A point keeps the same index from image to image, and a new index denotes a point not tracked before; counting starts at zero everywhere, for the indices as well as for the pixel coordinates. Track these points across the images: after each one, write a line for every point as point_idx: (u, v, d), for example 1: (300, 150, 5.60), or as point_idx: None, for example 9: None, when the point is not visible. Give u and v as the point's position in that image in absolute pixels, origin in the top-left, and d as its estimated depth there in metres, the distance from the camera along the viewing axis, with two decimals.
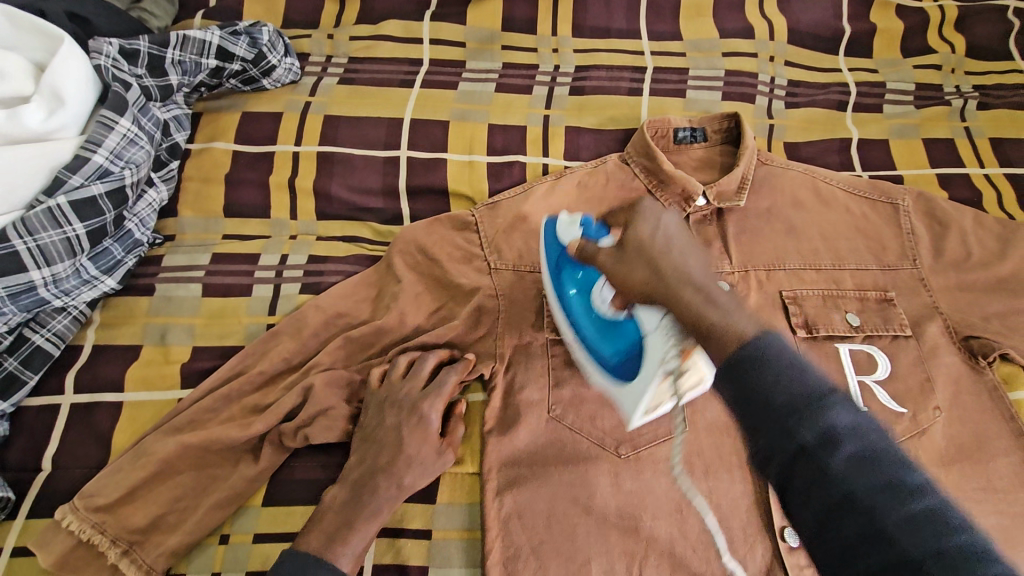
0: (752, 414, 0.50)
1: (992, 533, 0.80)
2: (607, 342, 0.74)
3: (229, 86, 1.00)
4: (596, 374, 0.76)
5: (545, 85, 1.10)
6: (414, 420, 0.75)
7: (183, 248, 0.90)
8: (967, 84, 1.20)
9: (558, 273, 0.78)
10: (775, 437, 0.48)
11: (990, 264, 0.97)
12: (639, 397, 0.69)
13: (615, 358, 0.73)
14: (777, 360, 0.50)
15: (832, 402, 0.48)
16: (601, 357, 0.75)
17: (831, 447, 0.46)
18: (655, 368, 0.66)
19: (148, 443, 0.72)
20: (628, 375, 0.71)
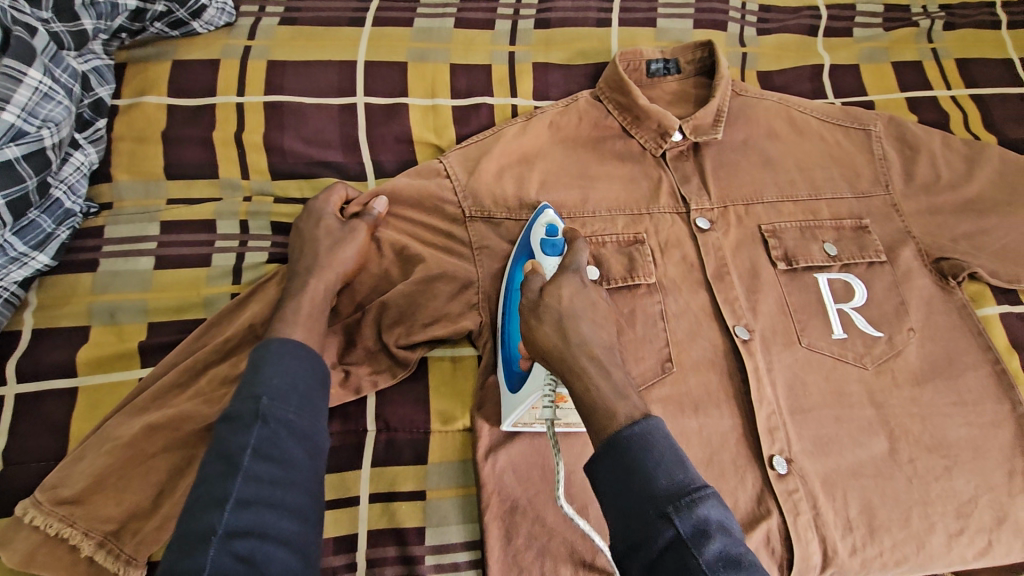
0: (626, 494, 0.52)
1: (964, 443, 0.84)
2: (511, 355, 0.73)
3: (155, 31, 0.89)
4: (499, 368, 0.75)
5: (507, 18, 1.02)
6: (325, 230, 0.78)
7: (125, 216, 0.81)
8: (933, 4, 1.19)
9: (513, 264, 0.78)
10: (642, 497, 0.52)
11: (957, 186, 0.99)
12: (513, 408, 0.70)
13: (512, 364, 0.73)
14: (653, 444, 0.54)
15: (703, 502, 0.51)
16: (507, 355, 0.74)
17: (701, 539, 0.50)
18: (534, 389, 0.68)
19: (111, 428, 0.67)
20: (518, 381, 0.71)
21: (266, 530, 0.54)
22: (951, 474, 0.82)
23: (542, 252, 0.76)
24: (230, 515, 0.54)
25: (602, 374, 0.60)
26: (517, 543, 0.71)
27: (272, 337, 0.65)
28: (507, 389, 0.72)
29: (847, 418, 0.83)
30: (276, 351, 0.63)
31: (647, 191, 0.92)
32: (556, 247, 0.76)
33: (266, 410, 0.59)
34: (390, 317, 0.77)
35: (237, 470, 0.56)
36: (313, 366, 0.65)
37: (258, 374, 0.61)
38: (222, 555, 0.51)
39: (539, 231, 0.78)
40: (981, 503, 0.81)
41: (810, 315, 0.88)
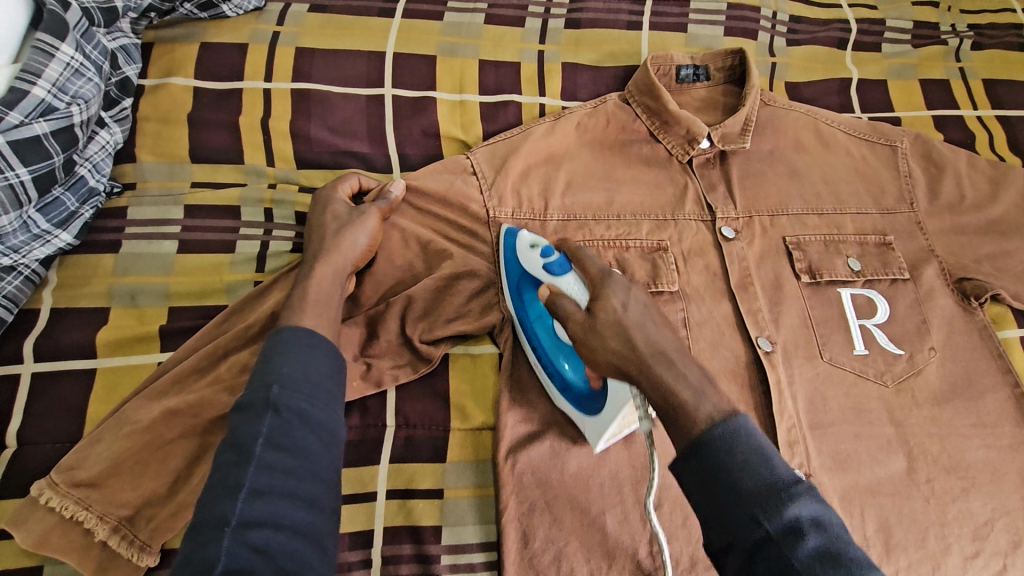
0: (713, 491, 0.50)
1: (981, 465, 0.83)
2: (572, 383, 0.72)
3: (184, 11, 0.88)
4: (559, 398, 0.73)
5: (538, 17, 1.01)
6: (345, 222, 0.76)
7: (149, 198, 0.79)
8: (962, 23, 1.19)
9: (518, 298, 0.76)
10: (730, 501, 0.49)
11: (982, 207, 0.99)
12: (602, 430, 0.68)
13: (579, 391, 0.71)
14: (743, 445, 0.51)
15: (800, 501, 0.48)
16: (562, 383, 0.72)
17: (795, 538, 0.47)
18: (624, 399, 0.64)
19: (130, 411, 0.66)
20: (594, 406, 0.69)
21: (280, 521, 0.52)
22: (968, 496, 0.81)
23: (554, 277, 0.70)
24: (243, 505, 0.51)
25: (681, 377, 0.56)
26: (535, 546, 0.71)
27: (286, 327, 0.64)
28: (585, 416, 0.70)
29: (866, 435, 0.82)
30: (292, 339, 0.62)
31: (672, 196, 0.92)
32: (561, 265, 0.71)
33: (278, 398, 0.57)
34: (414, 311, 0.76)
35: (250, 459, 0.53)
36: (330, 355, 0.63)
37: (272, 362, 0.60)
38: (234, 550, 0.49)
39: (533, 255, 0.73)
40: (997, 527, 0.80)
41: (831, 329, 0.87)
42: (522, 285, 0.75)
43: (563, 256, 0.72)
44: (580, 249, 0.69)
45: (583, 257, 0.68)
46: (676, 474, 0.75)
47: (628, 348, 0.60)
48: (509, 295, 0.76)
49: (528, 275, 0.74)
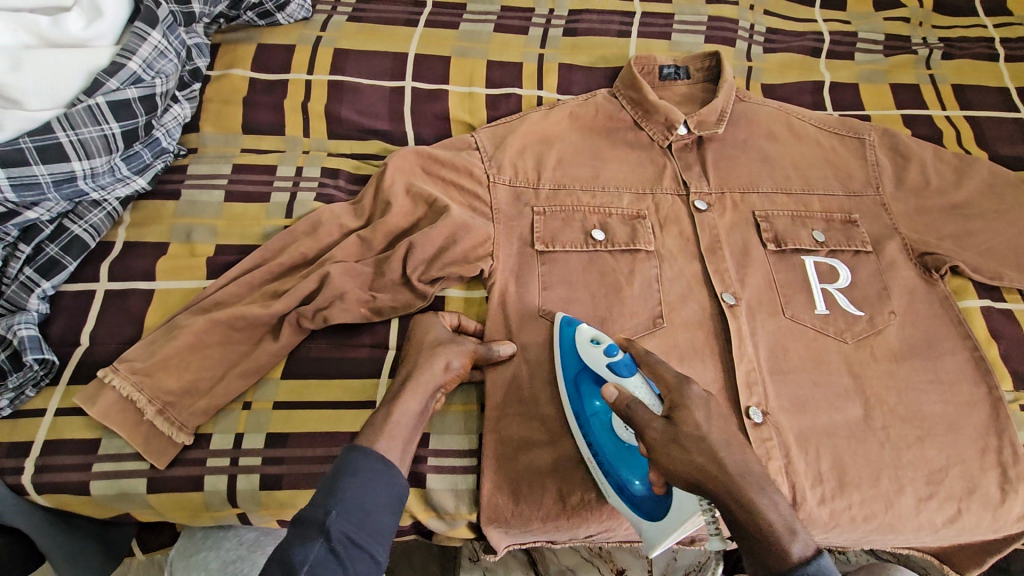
0: None
1: (938, 417, 0.89)
2: (630, 487, 0.75)
3: (246, 19, 1.07)
4: (613, 497, 0.77)
5: (540, 26, 1.18)
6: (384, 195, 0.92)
7: (205, 158, 0.96)
8: (933, 37, 1.30)
9: (575, 391, 0.81)
10: None
11: (946, 192, 1.07)
12: (666, 536, 0.72)
13: (637, 495, 0.75)
14: None
15: None
16: (619, 483, 0.76)
17: None
18: (687, 515, 0.69)
19: (181, 319, 0.80)
20: (656, 510, 0.73)
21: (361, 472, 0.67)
22: (923, 444, 0.87)
23: (618, 376, 0.77)
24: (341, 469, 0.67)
25: (769, 502, 0.64)
26: (512, 457, 0.82)
27: (358, 446, 0.68)
28: (642, 519, 0.74)
29: (824, 385, 0.90)
30: (344, 467, 0.66)
31: (652, 174, 1.04)
32: (627, 366, 0.78)
33: (341, 499, 0.63)
34: (416, 255, 0.87)
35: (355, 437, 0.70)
36: (389, 494, 0.66)
37: (338, 481, 0.65)
38: (315, 557, 0.61)
39: (595, 351, 0.80)
40: (952, 473, 0.85)
41: (794, 291, 0.96)
42: (582, 381, 0.80)
43: (626, 355, 0.78)
44: (648, 355, 0.77)
45: (654, 364, 0.75)
46: None
47: (716, 465, 0.64)
48: (567, 394, 0.81)
49: (590, 372, 0.80)
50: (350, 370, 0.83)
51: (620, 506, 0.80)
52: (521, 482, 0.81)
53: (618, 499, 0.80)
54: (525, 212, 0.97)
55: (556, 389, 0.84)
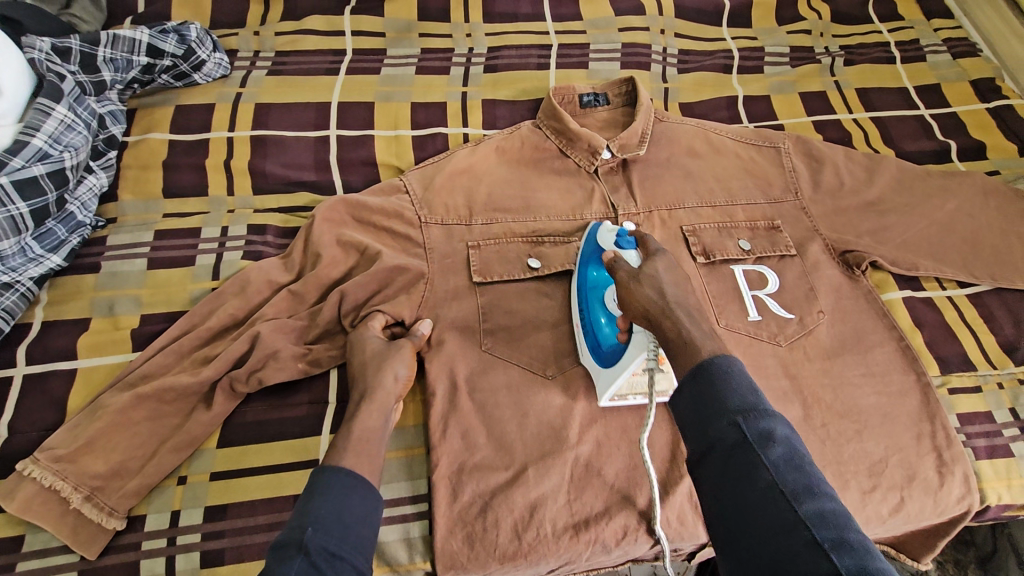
0: (702, 407, 0.60)
1: (873, 409, 0.92)
2: (600, 339, 0.84)
3: (162, 82, 1.07)
4: (586, 353, 0.87)
5: (461, 65, 1.20)
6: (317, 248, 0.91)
7: (126, 228, 0.94)
8: (834, 45, 1.38)
9: (582, 263, 0.90)
10: (717, 413, 0.59)
11: (860, 191, 1.12)
12: (612, 384, 0.82)
13: (604, 344, 0.83)
14: (730, 371, 0.61)
15: (773, 423, 0.58)
16: (591, 331, 0.86)
17: (768, 447, 0.56)
18: (636, 358, 0.77)
19: (105, 399, 0.77)
20: (609, 359, 0.82)
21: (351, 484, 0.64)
22: (861, 436, 0.89)
23: (620, 248, 0.85)
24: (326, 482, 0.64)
25: (700, 328, 0.67)
26: (462, 500, 0.80)
27: (326, 467, 0.66)
28: (599, 366, 0.84)
29: (764, 388, 0.92)
30: (316, 486, 0.63)
31: (581, 199, 1.06)
32: (630, 242, 0.85)
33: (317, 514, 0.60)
34: (348, 304, 0.88)
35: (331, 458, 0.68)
36: (368, 508, 0.64)
37: (313, 497, 0.62)
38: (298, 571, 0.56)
39: (610, 235, 0.89)
40: (892, 463, 0.88)
41: (726, 301, 0.99)
42: (591, 255, 0.90)
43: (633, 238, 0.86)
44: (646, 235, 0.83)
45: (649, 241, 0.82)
46: (591, 431, 0.85)
47: (658, 295, 0.70)
48: (578, 263, 0.92)
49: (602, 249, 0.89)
50: (289, 431, 0.81)
51: (576, 538, 0.79)
52: (473, 525, 0.79)
53: (573, 531, 0.80)
54: (460, 247, 0.97)
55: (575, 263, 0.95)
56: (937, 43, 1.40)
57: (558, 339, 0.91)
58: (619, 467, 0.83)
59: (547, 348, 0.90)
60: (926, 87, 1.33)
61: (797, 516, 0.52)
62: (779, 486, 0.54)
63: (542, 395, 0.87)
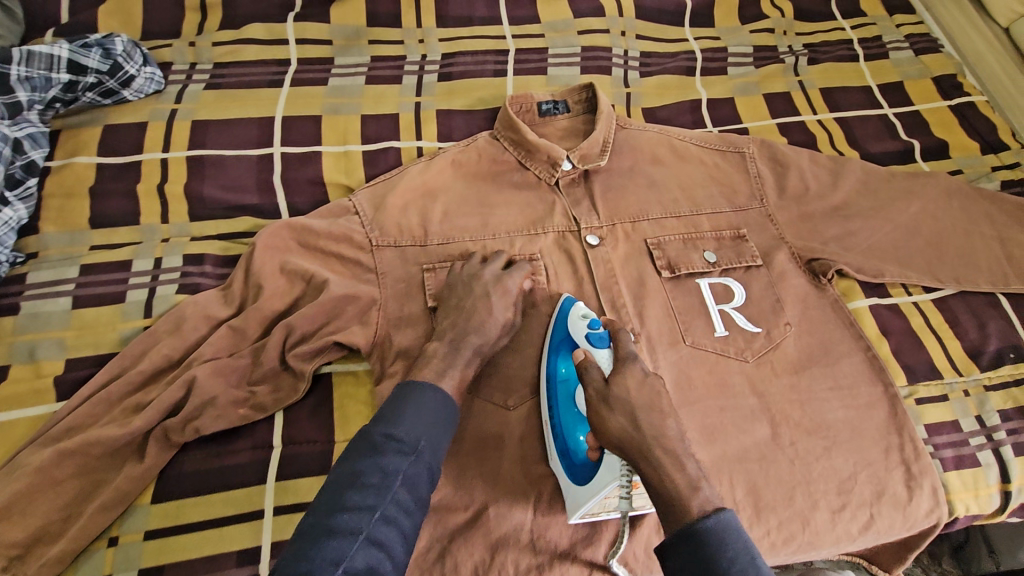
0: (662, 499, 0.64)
1: (841, 424, 0.90)
2: (571, 449, 0.77)
3: (87, 99, 0.99)
4: (554, 461, 0.79)
5: (413, 74, 1.15)
6: (257, 278, 0.85)
7: (48, 263, 0.88)
8: (798, 44, 1.36)
9: (552, 354, 0.84)
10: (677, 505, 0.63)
11: (826, 196, 1.10)
12: (585, 503, 0.74)
13: (576, 458, 0.77)
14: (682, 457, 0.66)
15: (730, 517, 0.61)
16: (563, 443, 0.78)
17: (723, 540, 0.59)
18: (608, 482, 0.72)
19: (24, 457, 0.72)
20: (583, 475, 0.75)
21: (439, 403, 0.71)
22: (830, 453, 0.88)
23: (591, 346, 0.82)
24: (421, 398, 0.71)
25: (675, 467, 0.66)
26: (419, 545, 0.77)
27: (417, 383, 0.72)
28: (570, 480, 0.76)
29: (731, 408, 0.90)
30: (426, 400, 0.71)
31: (542, 213, 1.02)
32: (603, 339, 0.82)
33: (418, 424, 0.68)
34: (294, 339, 0.82)
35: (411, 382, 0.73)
36: (450, 425, 0.72)
37: (403, 409, 0.69)
38: (404, 473, 0.65)
39: (581, 324, 0.84)
40: (861, 479, 0.87)
41: (692, 316, 0.96)
42: (560, 347, 0.84)
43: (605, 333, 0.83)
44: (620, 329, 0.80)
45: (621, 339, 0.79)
46: None
47: (632, 427, 0.68)
48: (545, 352, 0.86)
49: (572, 342, 0.83)
50: (231, 481, 0.76)
51: None
52: (432, 570, 0.76)
53: (536, 571, 0.77)
54: (414, 271, 0.92)
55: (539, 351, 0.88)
56: (899, 40, 1.38)
57: (518, 366, 0.87)
58: None
59: (507, 377, 0.87)
60: (889, 85, 1.32)
61: None
62: None
63: (504, 428, 0.84)
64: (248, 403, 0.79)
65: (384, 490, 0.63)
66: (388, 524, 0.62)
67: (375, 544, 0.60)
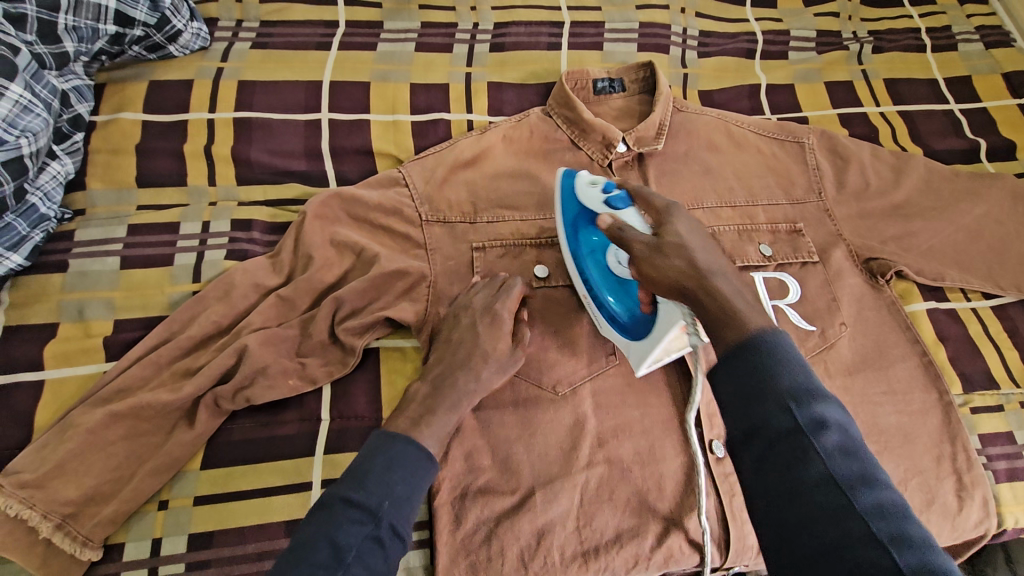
0: (753, 389, 0.53)
1: (894, 429, 0.88)
2: (618, 313, 0.81)
3: (133, 54, 0.96)
4: (605, 327, 0.83)
5: (465, 42, 1.10)
6: (306, 249, 0.83)
7: (96, 221, 0.87)
8: (863, 30, 1.29)
9: (573, 235, 0.85)
10: (769, 395, 0.52)
11: (887, 192, 1.05)
12: (647, 352, 0.77)
13: (627, 316, 0.81)
14: (784, 359, 0.54)
15: (827, 407, 0.52)
16: (608, 309, 0.82)
17: (819, 431, 0.51)
18: (673, 323, 0.72)
19: (75, 417, 0.71)
20: (640, 331, 0.79)
21: (418, 472, 0.64)
22: (881, 459, 0.86)
23: (613, 209, 0.79)
24: (399, 465, 0.63)
25: (733, 291, 0.60)
26: (465, 527, 0.76)
27: (403, 440, 0.66)
28: (628, 341, 0.80)
29: None
30: (399, 454, 0.64)
31: None
32: (622, 200, 0.80)
33: (392, 494, 0.62)
34: (344, 313, 0.81)
35: (395, 437, 0.66)
36: (425, 486, 0.65)
37: (369, 465, 0.63)
38: (361, 540, 0.59)
39: (592, 191, 0.83)
40: (911, 486, 0.85)
41: None
42: (580, 224, 0.85)
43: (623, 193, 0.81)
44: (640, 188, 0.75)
45: (647, 195, 0.74)
46: (601, 452, 0.80)
47: (691, 267, 0.63)
48: (566, 235, 0.86)
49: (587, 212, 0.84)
50: (279, 452, 0.75)
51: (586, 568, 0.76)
52: (477, 554, 0.76)
53: (582, 559, 0.76)
54: (465, 248, 0.90)
55: (560, 235, 0.88)
56: (969, 31, 1.32)
57: (568, 351, 0.85)
58: (630, 490, 0.79)
59: (556, 361, 0.84)
60: (957, 79, 1.26)
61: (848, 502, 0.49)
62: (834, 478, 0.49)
63: (552, 414, 0.82)
64: (297, 375, 0.78)
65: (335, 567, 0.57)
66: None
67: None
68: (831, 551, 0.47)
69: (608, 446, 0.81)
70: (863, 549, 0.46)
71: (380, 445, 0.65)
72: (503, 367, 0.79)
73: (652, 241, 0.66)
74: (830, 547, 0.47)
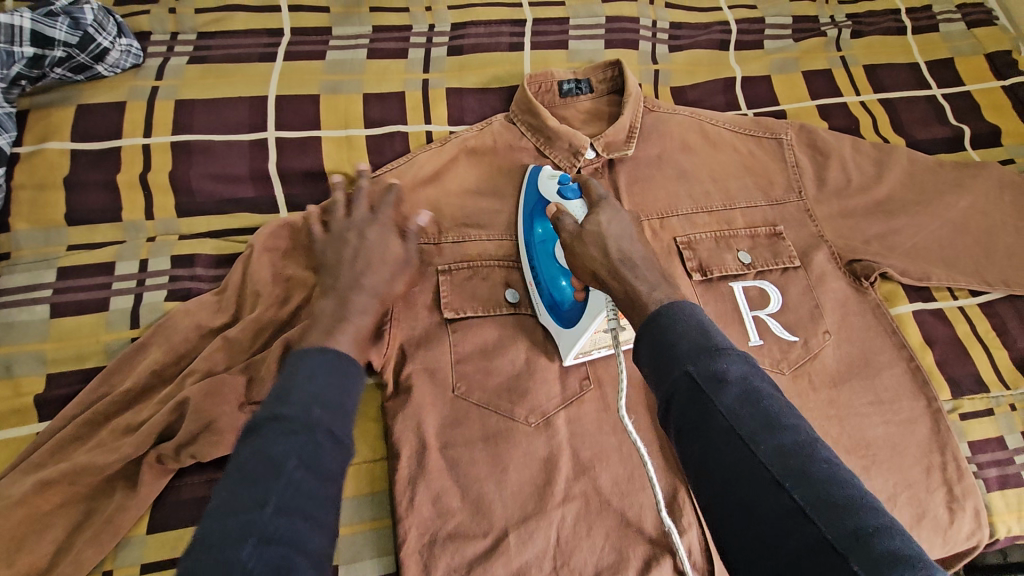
0: (660, 357, 0.53)
1: (881, 441, 0.85)
2: (556, 299, 0.79)
3: (56, 76, 0.89)
4: (543, 314, 0.81)
5: (420, 46, 1.03)
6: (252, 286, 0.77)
7: (23, 266, 0.81)
8: (841, 14, 1.23)
9: (528, 218, 0.84)
10: (670, 359, 0.52)
11: (868, 188, 1.00)
12: (574, 341, 0.77)
13: (562, 304, 0.79)
14: (682, 323, 0.54)
15: (726, 358, 0.51)
16: (549, 298, 0.80)
17: (719, 386, 0.49)
18: (598, 312, 0.73)
19: (4, 486, 0.66)
20: (570, 318, 0.78)
21: (346, 383, 0.56)
22: (869, 474, 0.83)
23: (563, 199, 0.78)
24: (322, 376, 0.55)
25: (639, 279, 0.61)
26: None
27: (326, 350, 0.58)
28: (560, 327, 0.79)
29: None
30: (310, 362, 0.56)
31: None
32: (574, 190, 0.79)
33: (321, 401, 0.53)
34: None
35: (319, 352, 0.57)
36: (357, 391, 0.58)
37: (292, 380, 0.55)
38: (302, 459, 0.50)
39: (552, 183, 0.83)
40: (900, 501, 0.82)
41: (726, 324, 0.89)
42: (535, 210, 0.84)
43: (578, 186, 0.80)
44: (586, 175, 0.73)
45: (588, 181, 0.71)
46: (577, 486, 0.76)
47: (602, 255, 0.64)
48: (522, 219, 0.86)
49: (545, 202, 0.83)
50: None
51: None
52: None
53: None
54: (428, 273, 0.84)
55: (517, 220, 0.88)
56: (950, 10, 1.26)
57: (541, 380, 0.80)
58: (608, 526, 0.75)
59: (527, 391, 0.80)
60: (939, 62, 1.21)
61: (752, 453, 0.47)
62: (734, 427, 0.48)
63: (525, 449, 0.77)
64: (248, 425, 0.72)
65: (266, 493, 0.47)
66: (283, 531, 0.47)
67: (273, 542, 0.46)
68: (738, 496, 0.46)
69: (585, 479, 0.76)
70: (767, 488, 0.45)
71: (303, 362, 0.56)
72: (397, 274, 0.76)
73: (576, 229, 0.67)
74: (736, 492, 0.46)
